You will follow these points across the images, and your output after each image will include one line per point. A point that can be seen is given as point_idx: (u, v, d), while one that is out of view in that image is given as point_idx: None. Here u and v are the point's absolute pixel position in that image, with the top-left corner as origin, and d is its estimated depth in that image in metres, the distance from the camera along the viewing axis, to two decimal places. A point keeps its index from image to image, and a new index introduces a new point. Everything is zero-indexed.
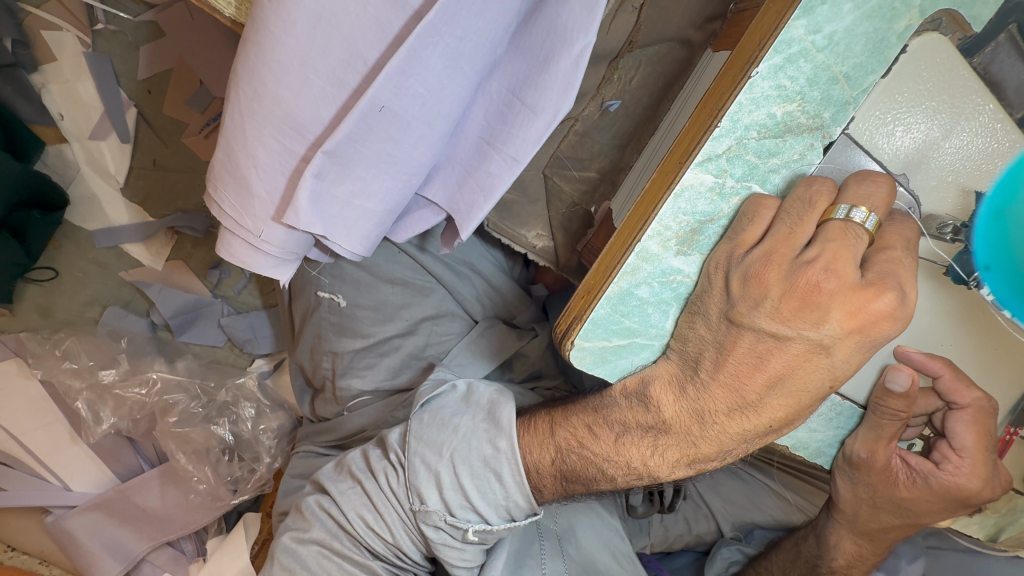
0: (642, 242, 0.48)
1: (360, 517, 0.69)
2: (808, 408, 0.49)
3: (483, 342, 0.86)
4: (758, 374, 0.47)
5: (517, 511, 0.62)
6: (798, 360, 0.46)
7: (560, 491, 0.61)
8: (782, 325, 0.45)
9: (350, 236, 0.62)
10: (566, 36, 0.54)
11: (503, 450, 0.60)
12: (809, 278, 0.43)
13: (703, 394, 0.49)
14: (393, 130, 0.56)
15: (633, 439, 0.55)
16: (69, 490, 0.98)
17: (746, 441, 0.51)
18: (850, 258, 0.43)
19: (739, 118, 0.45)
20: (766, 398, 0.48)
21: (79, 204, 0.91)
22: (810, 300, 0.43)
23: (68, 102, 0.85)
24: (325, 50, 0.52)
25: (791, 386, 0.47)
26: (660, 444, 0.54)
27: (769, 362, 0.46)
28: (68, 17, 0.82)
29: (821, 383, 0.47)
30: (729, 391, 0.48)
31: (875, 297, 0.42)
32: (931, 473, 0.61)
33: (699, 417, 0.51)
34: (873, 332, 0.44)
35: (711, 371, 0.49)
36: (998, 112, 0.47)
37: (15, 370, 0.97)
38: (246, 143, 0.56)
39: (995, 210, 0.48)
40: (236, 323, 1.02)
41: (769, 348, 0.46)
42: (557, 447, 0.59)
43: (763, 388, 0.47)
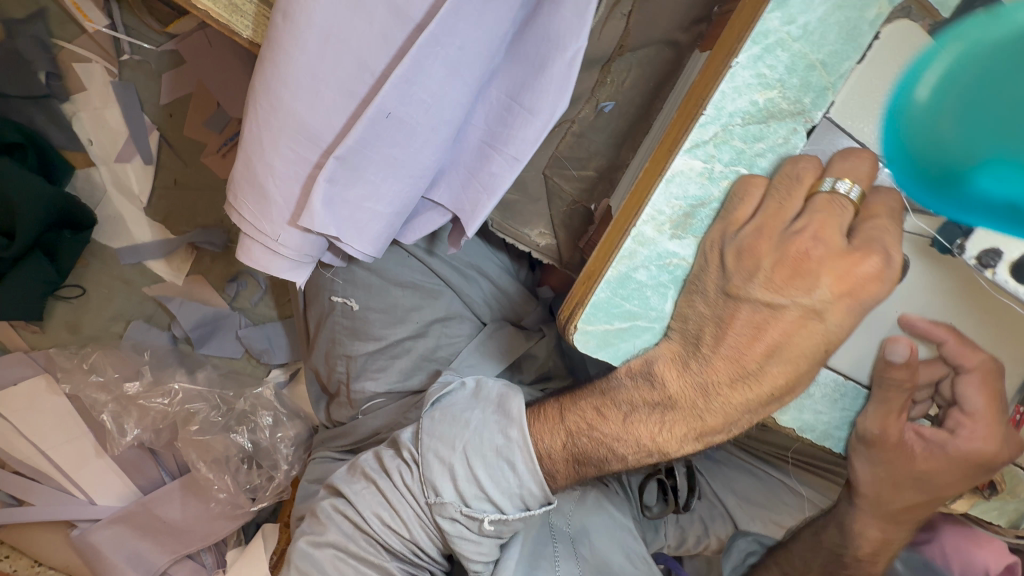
0: (638, 226, 0.51)
1: (376, 514, 0.71)
2: (808, 376, 0.50)
3: (492, 343, 0.89)
4: (757, 343, 0.49)
5: (531, 500, 0.64)
6: (794, 326, 0.48)
7: (572, 476, 0.62)
8: (776, 293, 0.48)
9: (361, 237, 0.65)
10: (559, 42, 0.59)
11: (514, 439, 0.62)
12: (799, 246, 0.46)
13: (706, 366, 0.51)
14: (400, 136, 0.60)
15: (640, 417, 0.56)
16: (94, 504, 1.02)
17: (750, 412, 0.52)
18: (837, 227, 0.45)
19: (723, 106, 0.48)
20: (766, 365, 0.50)
21: (106, 223, 0.96)
22: (800, 268, 0.47)
23: (96, 129, 0.90)
24: (335, 64, 0.56)
25: (789, 352, 0.49)
26: (667, 420, 0.55)
27: (766, 331, 0.49)
28: (97, 50, 0.87)
29: (817, 348, 0.49)
30: (730, 362, 0.50)
31: (864, 262, 0.45)
32: (947, 441, 0.61)
33: (704, 390, 0.52)
34: (862, 295, 0.46)
35: (712, 345, 0.51)
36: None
37: (43, 386, 1.02)
38: (263, 154, 0.60)
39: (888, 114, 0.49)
40: (253, 334, 1.06)
41: (766, 317, 0.49)
42: (568, 432, 0.61)
43: (762, 356, 0.49)
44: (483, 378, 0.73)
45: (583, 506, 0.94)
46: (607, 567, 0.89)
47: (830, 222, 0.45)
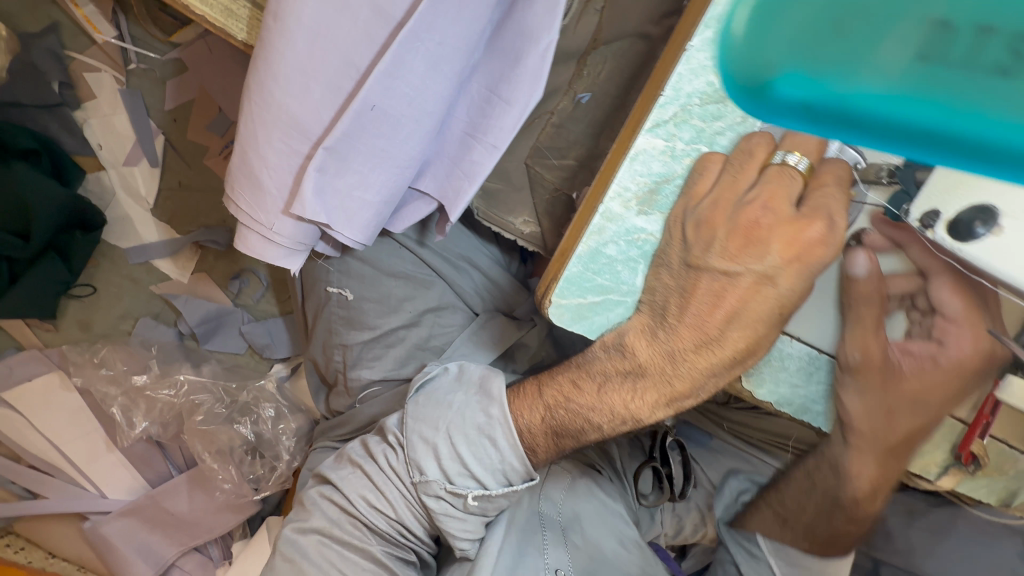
0: (605, 203, 0.54)
1: (362, 497, 0.73)
2: (769, 341, 0.53)
3: (484, 333, 0.93)
4: (717, 311, 0.53)
5: (513, 475, 0.66)
6: (749, 293, 0.51)
7: (552, 449, 0.65)
8: (732, 261, 0.51)
9: (351, 225, 0.69)
10: (532, 35, 0.63)
11: (495, 417, 0.65)
12: (749, 215, 0.50)
13: (672, 335, 0.55)
14: (385, 127, 0.64)
15: (614, 387, 0.59)
16: (104, 497, 1.06)
17: (715, 375, 0.55)
18: (786, 196, 0.49)
19: (680, 88, 0.50)
20: (727, 331, 0.53)
21: (115, 224, 1.01)
22: (752, 236, 0.50)
23: (105, 134, 0.96)
24: (323, 62, 0.60)
25: (748, 317, 0.52)
26: (639, 387, 0.58)
27: (725, 298, 0.52)
28: (106, 60, 0.92)
29: (773, 312, 0.51)
30: (694, 330, 0.54)
31: (808, 228, 0.48)
32: (937, 354, 0.52)
33: (671, 356, 0.55)
34: (811, 259, 0.49)
35: (677, 315, 0.54)
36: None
37: (57, 382, 1.06)
38: (257, 147, 0.64)
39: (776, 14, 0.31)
40: (256, 330, 1.09)
41: (724, 285, 0.52)
42: (546, 406, 0.64)
43: (723, 322, 0.53)
44: (466, 363, 0.75)
45: (573, 492, 0.96)
46: (600, 554, 0.89)
47: (780, 192, 0.49)
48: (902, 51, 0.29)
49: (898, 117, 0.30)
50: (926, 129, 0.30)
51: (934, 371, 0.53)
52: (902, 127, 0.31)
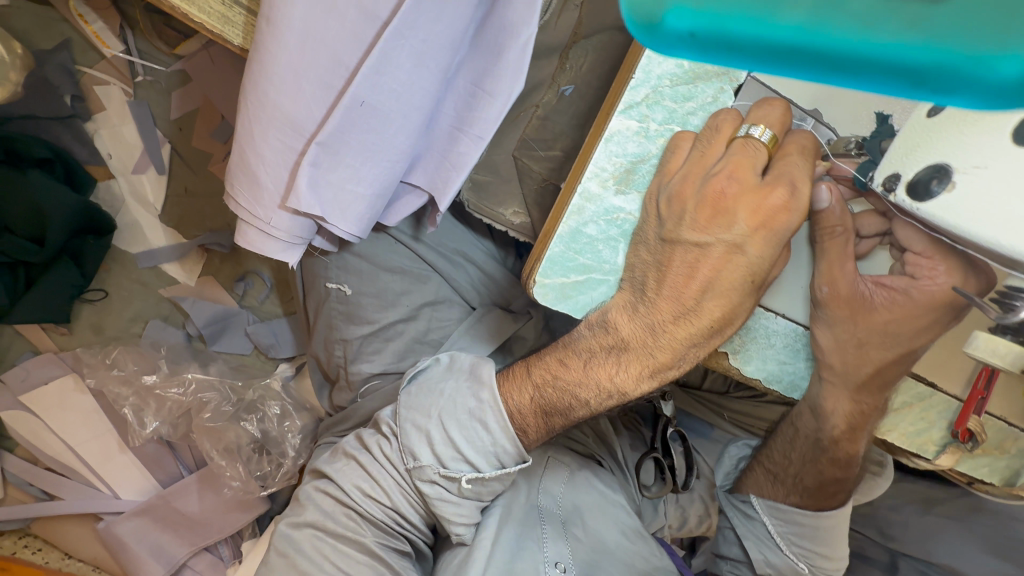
0: (583, 184, 0.56)
1: (357, 487, 0.75)
2: (743, 309, 0.55)
3: (481, 326, 0.95)
4: (692, 282, 0.55)
5: (505, 457, 0.67)
6: (721, 262, 0.54)
7: (542, 430, 0.67)
8: (703, 233, 0.54)
9: (345, 218, 0.72)
10: (513, 29, 0.66)
11: (486, 400, 0.67)
12: (715, 186, 0.52)
13: (652, 308, 0.57)
14: (374, 122, 0.67)
15: (599, 362, 0.61)
16: (118, 497, 1.09)
17: (695, 344, 0.57)
18: (751, 167, 0.51)
19: (650, 70, 0.54)
20: (702, 301, 0.55)
21: (125, 230, 1.05)
22: (720, 207, 0.52)
23: (114, 143, 1.00)
24: (314, 61, 0.63)
25: (721, 286, 0.54)
26: (623, 361, 0.60)
27: (698, 269, 0.55)
28: (115, 73, 0.97)
29: (745, 280, 0.53)
30: (672, 301, 0.56)
31: (771, 194, 0.50)
32: (910, 286, 0.55)
33: (652, 329, 0.58)
34: (775, 226, 0.51)
35: (655, 288, 0.56)
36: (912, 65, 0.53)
37: (72, 385, 1.10)
38: (254, 144, 0.67)
39: None
40: (261, 329, 1.12)
41: (697, 256, 0.55)
42: (535, 385, 0.66)
43: (698, 292, 0.55)
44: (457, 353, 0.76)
45: (573, 484, 0.95)
46: (601, 545, 0.89)
47: (748, 164, 0.51)
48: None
49: (775, 39, 0.32)
50: (800, 48, 0.32)
51: (907, 304, 0.56)
52: (787, 49, 0.32)
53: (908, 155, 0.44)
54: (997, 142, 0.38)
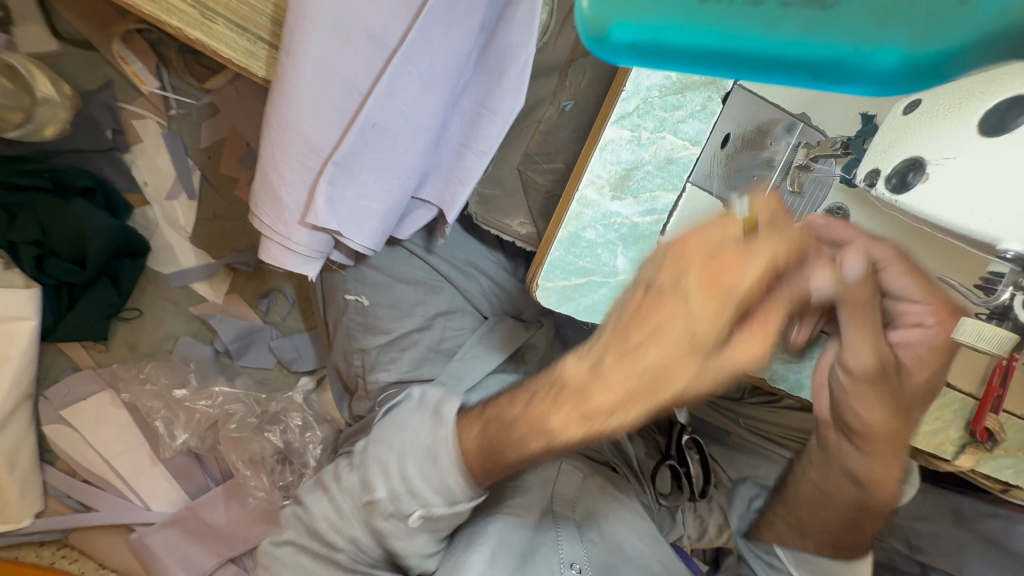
0: (580, 190, 0.60)
1: (325, 517, 0.73)
2: (689, 365, 0.45)
3: (493, 335, 0.98)
4: (634, 327, 0.47)
5: (459, 497, 0.65)
6: (661, 306, 0.46)
7: (484, 475, 0.63)
8: (659, 273, 0.47)
9: (361, 232, 0.77)
10: (513, 52, 0.72)
11: (441, 437, 0.65)
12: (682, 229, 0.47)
13: (596, 350, 0.50)
14: (386, 141, 0.72)
15: (541, 407, 0.54)
16: (149, 509, 1.13)
17: (628, 404, 0.48)
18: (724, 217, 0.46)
19: (640, 82, 0.57)
20: (642, 350, 0.46)
21: (159, 252, 1.12)
22: (680, 251, 0.46)
23: (150, 173, 1.08)
24: (330, 88, 0.69)
25: (660, 335, 0.46)
26: (556, 408, 0.52)
27: (644, 313, 0.47)
28: (151, 109, 1.05)
29: (688, 329, 0.45)
30: (615, 345, 0.48)
31: (731, 238, 0.45)
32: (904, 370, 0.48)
33: (589, 375, 0.50)
34: (728, 271, 0.44)
35: (604, 330, 0.50)
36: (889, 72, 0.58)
37: (108, 400, 1.16)
38: (276, 166, 0.72)
39: None
40: (284, 344, 1.17)
41: (644, 298, 0.47)
42: (485, 425, 0.63)
43: (637, 339, 0.46)
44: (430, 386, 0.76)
45: (588, 491, 0.93)
46: (619, 549, 0.87)
47: (717, 228, 0.45)
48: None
49: (716, 47, 0.33)
50: (735, 53, 0.33)
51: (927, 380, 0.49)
52: (731, 53, 0.33)
53: (888, 150, 0.46)
54: (965, 134, 0.39)
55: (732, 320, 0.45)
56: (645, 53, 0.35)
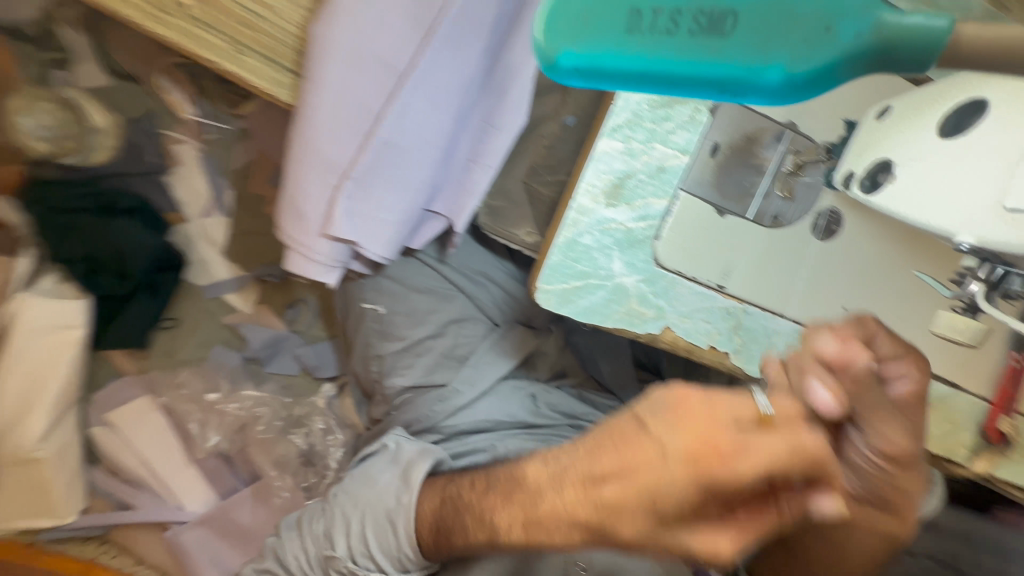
0: (576, 199, 0.64)
1: (295, 557, 0.88)
2: (633, 516, 0.48)
3: (505, 342, 1.06)
4: (607, 456, 0.50)
5: (407, 563, 0.80)
6: (640, 454, 0.48)
7: (430, 544, 0.76)
8: (657, 426, 0.48)
9: (376, 242, 0.82)
10: (514, 73, 0.80)
11: (402, 503, 0.81)
12: (693, 393, 0.49)
13: (566, 457, 0.55)
14: (399, 158, 0.78)
15: (503, 499, 0.62)
16: (182, 509, 1.20)
17: (563, 526, 0.52)
18: (729, 403, 0.47)
19: (629, 98, 0.62)
20: (601, 485, 0.49)
21: (194, 265, 1.21)
22: (682, 416, 0.48)
23: (188, 193, 1.17)
24: (348, 111, 0.75)
25: (628, 480, 0.48)
26: (511, 503, 0.60)
27: (624, 448, 0.49)
28: (188, 134, 1.13)
29: (650, 489, 0.46)
30: (584, 465, 0.52)
31: (724, 415, 0.46)
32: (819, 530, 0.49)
33: (551, 476, 0.55)
34: (715, 452, 0.44)
35: (587, 442, 0.53)
36: (863, 83, 0.64)
37: (146, 404, 1.23)
38: (299, 183, 0.79)
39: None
40: (308, 352, 1.24)
41: (629, 436, 0.50)
42: (441, 499, 0.77)
43: (605, 472, 0.49)
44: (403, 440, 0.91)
45: None
46: None
47: (737, 411, 0.47)
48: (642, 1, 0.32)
49: (652, 71, 0.33)
50: (663, 76, 0.33)
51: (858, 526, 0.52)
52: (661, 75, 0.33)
53: (864, 147, 0.55)
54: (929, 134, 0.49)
55: (690, 498, 0.45)
56: (598, 71, 0.35)
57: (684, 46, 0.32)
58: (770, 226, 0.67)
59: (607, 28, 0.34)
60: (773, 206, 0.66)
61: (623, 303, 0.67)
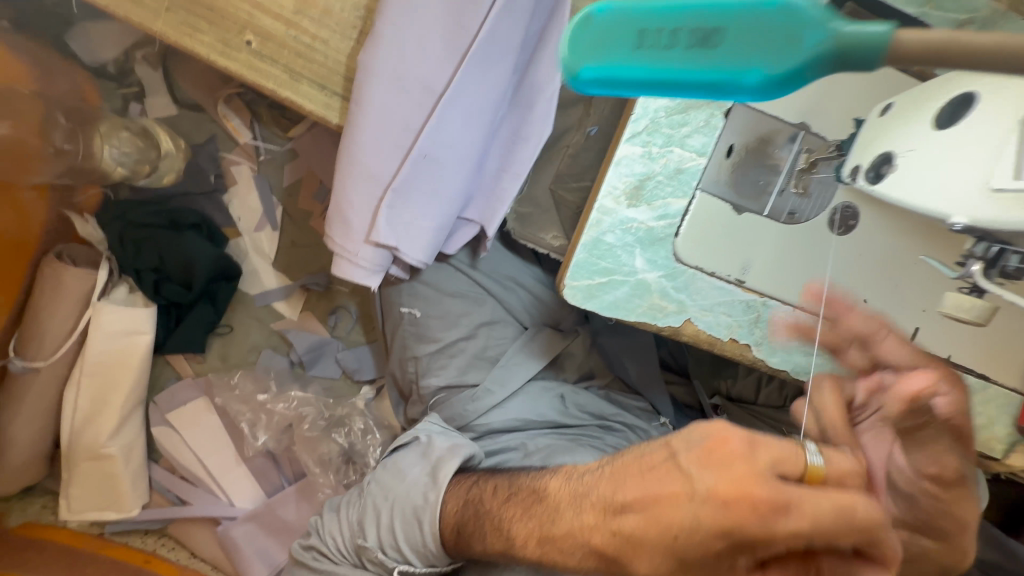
0: (599, 201, 0.69)
1: (332, 537, 0.93)
2: (652, 546, 0.57)
3: (534, 344, 1.11)
4: (637, 484, 0.59)
5: (433, 558, 0.85)
6: (671, 494, 0.55)
7: (452, 542, 0.81)
8: (695, 468, 0.55)
9: (415, 247, 0.89)
10: (538, 89, 0.87)
11: (429, 500, 0.84)
12: (730, 443, 0.53)
13: (596, 478, 0.66)
14: (435, 169, 0.85)
15: (522, 513, 0.73)
16: (233, 506, 1.28)
17: (584, 538, 0.64)
18: (769, 455, 0.51)
19: (647, 107, 0.67)
20: (625, 510, 0.59)
21: (247, 276, 1.30)
22: (719, 458, 0.53)
23: (242, 209, 1.27)
24: (389, 128, 0.83)
25: (651, 511, 0.57)
26: (531, 514, 0.71)
27: (652, 476, 0.58)
28: (244, 156, 1.24)
29: (672, 526, 0.55)
30: (610, 487, 0.63)
31: (759, 466, 0.50)
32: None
33: (574, 494, 0.67)
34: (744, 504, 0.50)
35: (623, 470, 0.62)
36: (873, 84, 0.66)
37: (202, 405, 1.33)
38: (345, 195, 0.87)
39: (594, 14, 0.34)
40: (348, 356, 1.32)
41: (657, 469, 0.58)
42: (466, 499, 0.81)
43: (632, 498, 0.59)
44: (435, 434, 0.94)
45: None
46: None
47: (782, 460, 0.51)
48: (648, 20, 0.32)
49: (673, 79, 0.32)
50: (691, 83, 0.32)
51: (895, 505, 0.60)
52: (684, 85, 0.32)
53: (868, 143, 0.57)
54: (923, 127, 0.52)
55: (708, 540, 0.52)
56: (611, 83, 0.34)
57: (685, 62, 0.31)
58: (786, 222, 0.70)
59: (612, 48, 0.33)
60: (788, 202, 0.70)
61: (645, 298, 0.71)
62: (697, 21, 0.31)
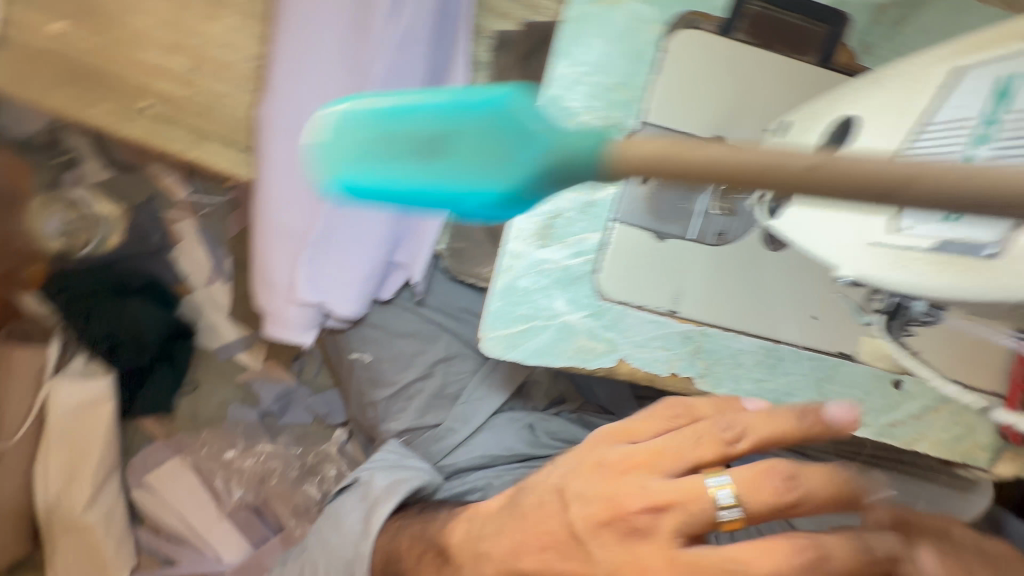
0: (508, 244, 0.64)
1: None
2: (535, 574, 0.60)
3: (494, 375, 1.04)
4: (530, 518, 0.61)
5: None
6: (552, 515, 0.60)
7: None
8: (587, 492, 0.58)
9: (341, 303, 0.83)
10: None
11: (361, 554, 0.78)
12: (637, 473, 0.56)
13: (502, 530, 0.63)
14: (353, 220, 0.81)
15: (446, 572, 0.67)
16: (221, 562, 1.21)
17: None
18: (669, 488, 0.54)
19: None
20: (517, 544, 0.61)
21: (206, 330, 1.29)
22: (621, 483, 0.56)
23: (191, 265, 1.25)
24: (300, 183, 0.80)
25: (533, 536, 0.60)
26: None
27: (543, 510, 0.61)
28: (186, 212, 1.22)
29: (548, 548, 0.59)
30: (514, 528, 0.62)
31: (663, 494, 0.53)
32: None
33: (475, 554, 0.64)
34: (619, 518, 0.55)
35: (523, 509, 0.62)
36: (789, 87, 0.60)
37: (176, 464, 1.28)
38: (266, 254, 0.84)
39: (343, 116, 0.30)
40: (317, 401, 1.29)
41: (554, 500, 0.61)
42: (397, 550, 0.74)
43: (528, 531, 0.61)
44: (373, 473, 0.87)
45: None
46: None
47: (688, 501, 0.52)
48: (402, 126, 0.29)
49: (447, 194, 0.29)
50: (464, 196, 0.29)
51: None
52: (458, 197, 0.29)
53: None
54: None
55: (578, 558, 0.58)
56: (379, 198, 0.30)
57: (413, 168, 0.29)
58: (715, 243, 0.64)
59: (360, 149, 0.30)
60: (715, 223, 0.64)
61: (571, 341, 0.66)
62: (452, 124, 0.29)
